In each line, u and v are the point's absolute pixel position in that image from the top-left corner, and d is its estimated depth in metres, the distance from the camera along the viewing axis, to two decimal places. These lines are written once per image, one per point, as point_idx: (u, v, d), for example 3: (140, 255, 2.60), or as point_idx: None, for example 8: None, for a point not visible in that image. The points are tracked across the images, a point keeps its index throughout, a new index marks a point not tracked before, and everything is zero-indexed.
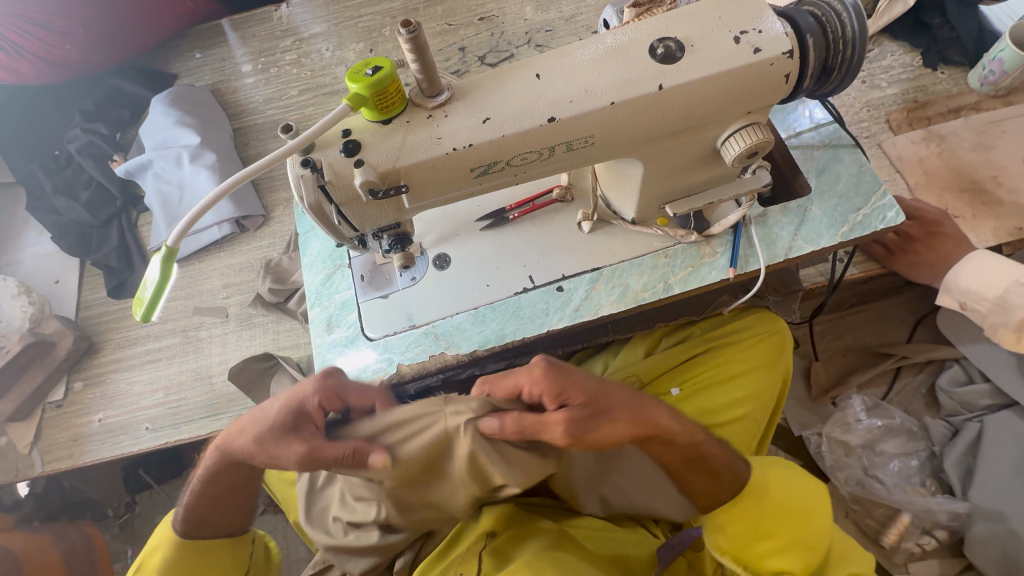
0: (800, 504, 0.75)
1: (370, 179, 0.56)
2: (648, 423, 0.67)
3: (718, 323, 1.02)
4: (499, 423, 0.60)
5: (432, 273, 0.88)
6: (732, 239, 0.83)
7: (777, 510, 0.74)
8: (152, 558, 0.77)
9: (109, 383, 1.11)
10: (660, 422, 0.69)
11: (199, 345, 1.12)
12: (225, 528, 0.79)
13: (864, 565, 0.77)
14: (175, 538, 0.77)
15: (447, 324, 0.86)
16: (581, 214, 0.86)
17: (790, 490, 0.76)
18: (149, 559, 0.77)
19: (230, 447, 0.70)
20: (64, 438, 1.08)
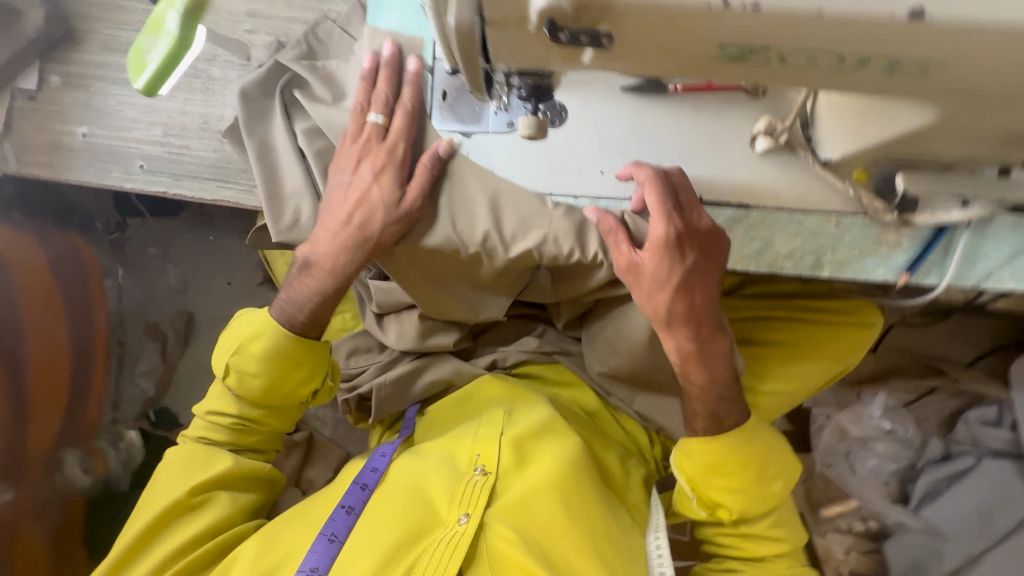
0: (768, 455, 0.70)
1: (561, 7, 0.32)
2: (698, 331, 0.66)
3: (812, 296, 0.91)
4: (603, 220, 0.62)
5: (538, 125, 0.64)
6: (928, 237, 0.63)
7: (746, 459, 0.69)
8: (254, 344, 0.74)
9: (94, 92, 0.89)
10: (704, 343, 0.67)
11: (209, 85, 0.88)
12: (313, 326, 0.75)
13: (794, 532, 0.74)
14: (265, 372, 0.74)
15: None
16: (763, 123, 0.61)
17: (770, 452, 0.70)
18: (250, 344, 0.74)
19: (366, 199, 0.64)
20: (41, 141, 0.89)
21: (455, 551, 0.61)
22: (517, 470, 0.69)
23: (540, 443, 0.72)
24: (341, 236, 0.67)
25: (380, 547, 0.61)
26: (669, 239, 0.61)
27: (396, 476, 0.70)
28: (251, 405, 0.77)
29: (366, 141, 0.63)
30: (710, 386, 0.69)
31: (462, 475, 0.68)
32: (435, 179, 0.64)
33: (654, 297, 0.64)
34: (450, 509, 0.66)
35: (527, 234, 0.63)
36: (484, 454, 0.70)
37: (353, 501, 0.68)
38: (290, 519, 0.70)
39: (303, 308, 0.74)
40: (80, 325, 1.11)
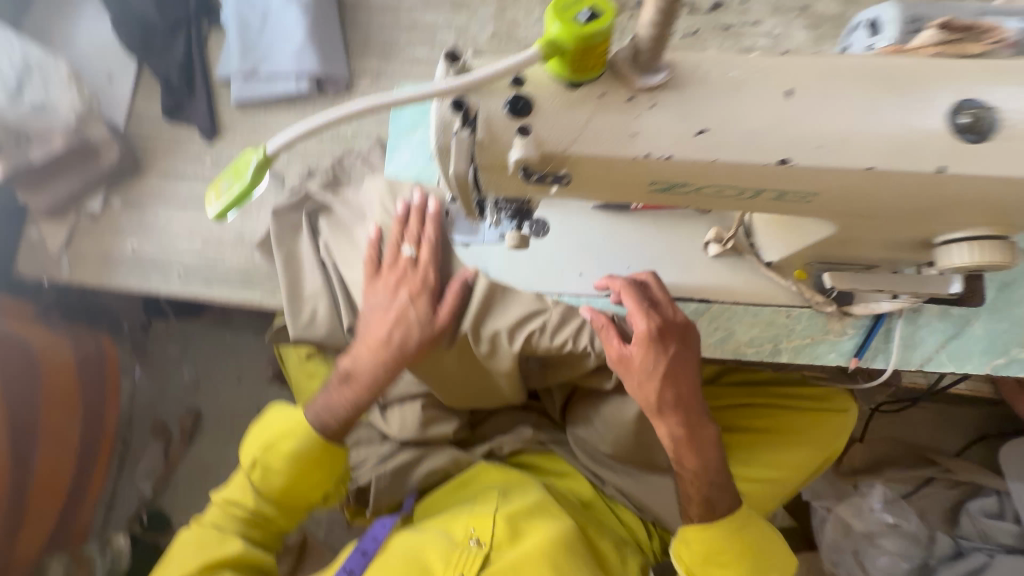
0: (762, 543, 0.71)
1: (529, 158, 0.44)
2: (686, 418, 0.71)
3: (783, 383, 0.97)
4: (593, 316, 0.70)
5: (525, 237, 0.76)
6: (869, 325, 0.71)
7: (741, 546, 0.70)
8: (285, 444, 0.79)
9: (148, 212, 1.04)
10: (693, 429, 0.72)
11: (247, 205, 1.03)
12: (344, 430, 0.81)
13: None
14: (289, 474, 0.80)
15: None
16: (713, 233, 0.72)
17: (765, 540, 0.72)
18: (281, 442, 0.80)
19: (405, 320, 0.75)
20: (94, 252, 1.02)
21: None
22: (512, 542, 0.72)
23: (534, 519, 0.75)
24: (377, 355, 0.77)
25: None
26: (652, 333, 0.69)
27: (396, 544, 0.74)
28: (268, 501, 0.82)
29: (401, 270, 0.76)
30: (699, 471, 0.71)
31: (457, 543, 0.72)
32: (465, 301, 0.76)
33: (643, 385, 0.70)
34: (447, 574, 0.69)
35: (524, 329, 0.76)
36: (479, 527, 0.73)
37: (354, 566, 0.71)
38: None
39: (336, 417, 0.80)
40: (92, 422, 1.15)
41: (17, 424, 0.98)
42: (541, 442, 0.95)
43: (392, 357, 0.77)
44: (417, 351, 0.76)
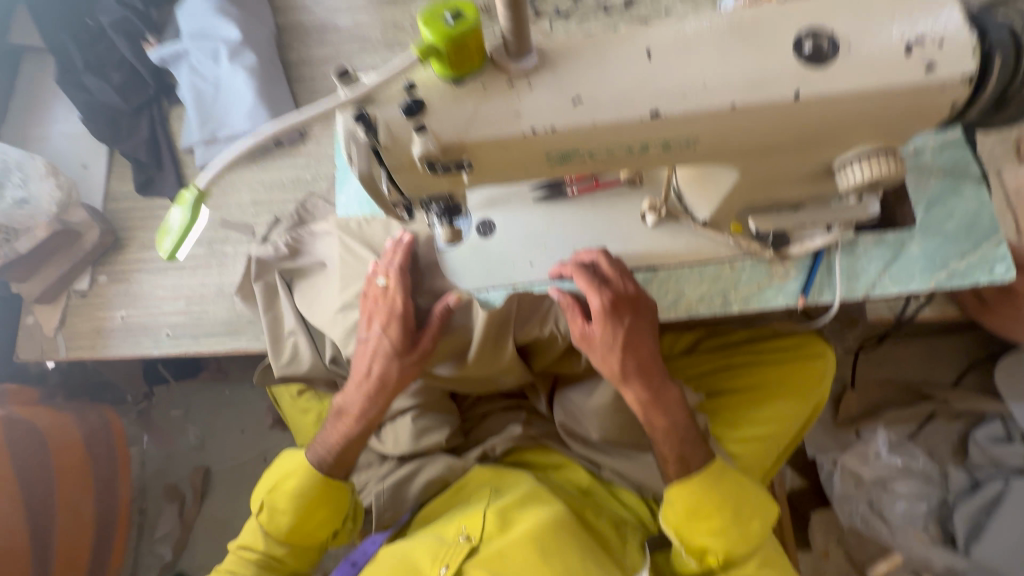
0: (742, 488, 0.70)
1: (430, 151, 0.48)
2: (651, 383, 0.71)
3: (758, 340, 0.98)
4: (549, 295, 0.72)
5: (474, 239, 0.80)
6: (810, 264, 0.75)
7: (722, 497, 0.68)
8: (287, 483, 0.83)
9: (133, 282, 1.10)
10: (661, 392, 0.71)
11: (223, 260, 1.09)
12: (343, 465, 0.85)
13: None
14: (290, 515, 0.82)
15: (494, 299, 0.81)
16: (647, 204, 0.76)
17: (744, 487, 0.70)
18: (284, 483, 0.83)
19: (382, 352, 0.80)
20: (87, 328, 1.08)
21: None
22: (501, 533, 0.77)
23: (522, 510, 0.79)
24: (364, 387, 0.83)
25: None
26: (606, 307, 0.70)
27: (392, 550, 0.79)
28: (278, 543, 0.84)
29: (373, 303, 0.80)
30: (671, 431, 0.71)
31: (446, 542, 0.77)
32: (442, 323, 0.80)
33: (602, 359, 0.71)
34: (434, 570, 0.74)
35: (505, 330, 0.81)
36: (469, 525, 0.78)
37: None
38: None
39: (332, 450, 0.84)
40: (106, 494, 1.18)
41: (30, 503, 1.01)
42: (533, 438, 0.96)
43: (376, 386, 0.82)
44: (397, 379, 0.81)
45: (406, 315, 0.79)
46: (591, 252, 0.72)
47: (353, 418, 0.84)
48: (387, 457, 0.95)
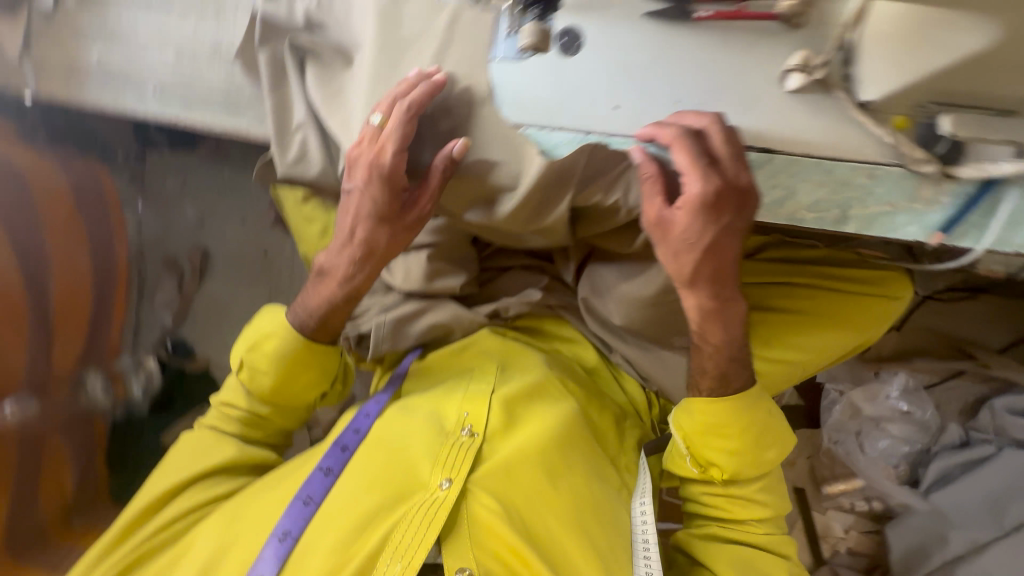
0: (771, 418, 0.65)
1: None
2: (719, 293, 0.61)
3: (836, 264, 0.86)
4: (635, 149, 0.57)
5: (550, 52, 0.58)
6: (972, 195, 0.56)
7: (749, 423, 0.63)
8: (268, 343, 0.78)
9: (109, 11, 0.88)
10: (724, 304, 0.61)
11: (222, 9, 0.86)
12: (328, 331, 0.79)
13: (780, 505, 0.67)
14: (271, 376, 0.78)
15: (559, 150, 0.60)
16: (798, 58, 0.55)
17: (774, 416, 0.65)
18: (264, 343, 0.78)
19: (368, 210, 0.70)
20: (54, 58, 0.88)
21: (438, 515, 0.63)
22: (506, 433, 0.70)
23: (530, 405, 0.73)
24: (350, 247, 0.75)
25: (364, 514, 0.64)
26: (706, 198, 0.55)
27: (384, 431, 0.71)
28: (260, 402, 0.81)
29: (359, 145, 0.65)
30: (726, 348, 0.63)
31: (445, 436, 0.69)
32: (444, 181, 0.65)
33: (675, 256, 0.59)
34: (433, 472, 0.67)
35: (559, 190, 0.65)
36: (472, 416, 0.70)
37: (333, 464, 0.69)
38: (279, 479, 0.71)
39: (313, 315, 0.78)
40: (101, 251, 1.14)
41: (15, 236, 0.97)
42: (549, 306, 0.89)
43: (362, 252, 0.75)
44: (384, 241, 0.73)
45: (394, 173, 0.66)
46: (700, 117, 0.52)
47: (335, 282, 0.76)
48: (393, 289, 0.88)
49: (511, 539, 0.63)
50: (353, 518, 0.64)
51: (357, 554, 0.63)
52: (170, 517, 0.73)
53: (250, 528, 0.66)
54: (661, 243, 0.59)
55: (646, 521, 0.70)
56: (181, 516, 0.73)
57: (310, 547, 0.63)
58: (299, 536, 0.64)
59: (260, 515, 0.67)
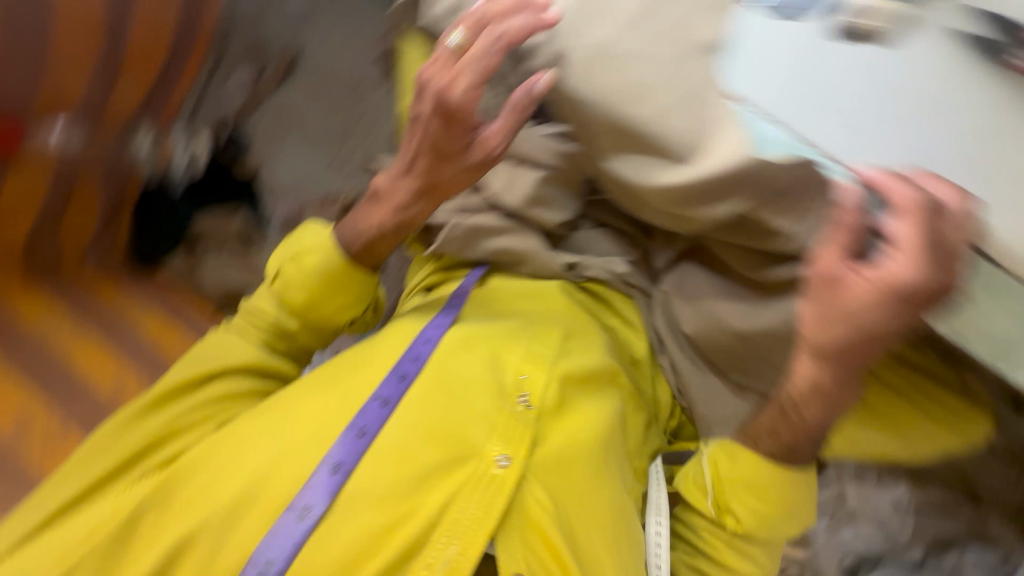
0: (808, 500, 0.61)
1: None
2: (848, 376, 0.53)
3: (932, 378, 0.74)
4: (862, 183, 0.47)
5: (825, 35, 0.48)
6: None
7: (788, 496, 0.60)
8: (308, 257, 0.68)
9: None
10: (841, 388, 0.54)
11: None
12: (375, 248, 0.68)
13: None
14: (306, 293, 0.67)
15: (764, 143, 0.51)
16: None
17: (813, 500, 0.61)
18: (306, 256, 0.68)
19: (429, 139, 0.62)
20: None
21: (496, 500, 0.53)
22: (558, 417, 0.60)
23: (577, 393, 0.63)
24: (410, 177, 0.66)
25: (414, 471, 0.54)
26: (905, 286, 0.47)
27: (442, 372, 0.59)
28: (288, 318, 0.69)
29: (431, 66, 0.58)
30: (816, 429, 0.56)
31: (500, 399, 0.58)
32: (523, 116, 0.59)
33: (825, 319, 0.51)
34: (488, 441, 0.56)
35: (730, 191, 0.54)
36: (530, 377, 0.60)
37: (390, 395, 0.57)
38: (329, 389, 0.59)
39: (360, 236, 0.67)
40: None
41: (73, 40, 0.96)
42: (626, 284, 0.85)
43: (422, 186, 0.65)
44: (441, 172, 0.63)
45: (460, 108, 0.58)
46: (946, 188, 0.44)
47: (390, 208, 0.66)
48: (479, 194, 0.83)
49: (559, 552, 0.55)
50: (400, 473, 0.54)
51: (402, 515, 0.54)
52: (178, 416, 0.64)
53: (296, 447, 0.55)
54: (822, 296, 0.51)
55: (659, 547, 0.65)
56: (194, 417, 0.65)
57: (360, 492, 0.54)
58: (350, 474, 0.54)
59: (308, 431, 0.56)
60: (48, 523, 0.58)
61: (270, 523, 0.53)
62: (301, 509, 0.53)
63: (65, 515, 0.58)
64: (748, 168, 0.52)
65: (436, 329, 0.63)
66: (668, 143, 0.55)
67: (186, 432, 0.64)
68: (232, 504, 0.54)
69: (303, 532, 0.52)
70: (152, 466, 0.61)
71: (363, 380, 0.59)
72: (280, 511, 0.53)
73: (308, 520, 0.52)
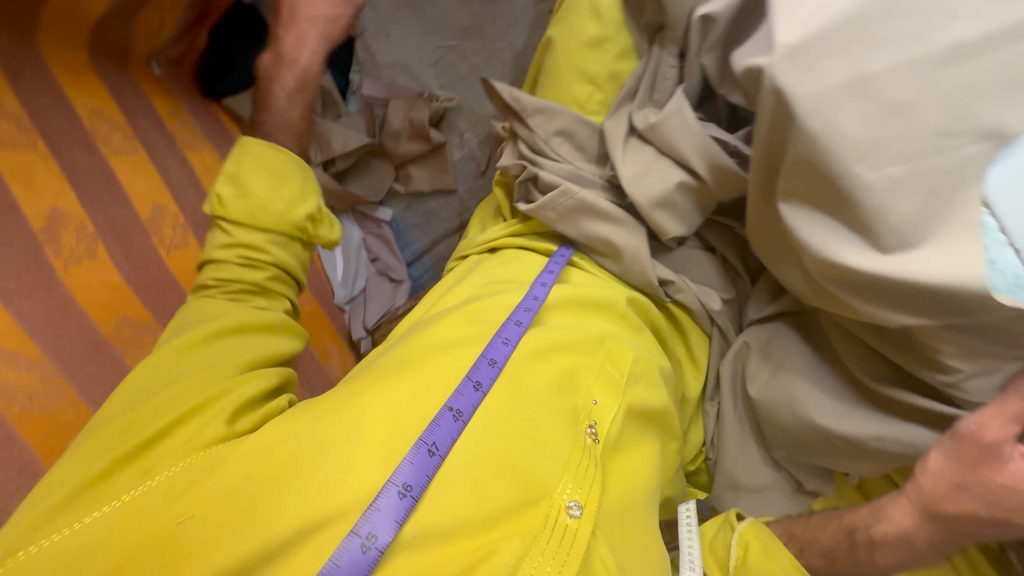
0: None
1: None
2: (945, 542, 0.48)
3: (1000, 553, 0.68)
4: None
5: None
6: None
7: None
8: (234, 162, 0.68)
9: None
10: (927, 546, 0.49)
11: None
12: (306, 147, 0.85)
13: None
14: (247, 197, 0.66)
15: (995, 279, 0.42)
16: None
17: None
18: (232, 163, 0.68)
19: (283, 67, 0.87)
20: None
21: (571, 560, 0.41)
22: (610, 459, 0.52)
23: (637, 430, 0.57)
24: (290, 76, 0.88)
25: (484, 508, 0.42)
26: None
27: (519, 384, 0.50)
28: (247, 232, 0.66)
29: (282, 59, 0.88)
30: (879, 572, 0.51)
31: (573, 429, 0.50)
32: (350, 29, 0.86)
33: (958, 488, 0.46)
34: (558, 480, 0.45)
35: (925, 308, 0.47)
36: (598, 413, 0.53)
37: (465, 406, 0.47)
38: (398, 377, 0.48)
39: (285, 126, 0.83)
40: None
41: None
42: (709, 320, 0.77)
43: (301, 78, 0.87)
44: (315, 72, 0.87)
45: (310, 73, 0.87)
46: None
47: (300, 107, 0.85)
48: (603, 171, 0.74)
49: None
50: (472, 506, 0.42)
51: (467, 564, 0.40)
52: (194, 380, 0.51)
53: (358, 449, 0.42)
54: (960, 458, 0.46)
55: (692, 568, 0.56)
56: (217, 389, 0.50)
57: (432, 528, 0.40)
58: (420, 498, 0.41)
59: (378, 435, 0.43)
60: (35, 536, 0.40)
61: (333, 544, 0.39)
62: (365, 534, 0.39)
63: (62, 521, 0.41)
64: (970, 295, 0.42)
65: (516, 330, 0.56)
66: (879, 223, 0.45)
67: (215, 404, 0.49)
68: (289, 523, 0.39)
69: (367, 565, 0.38)
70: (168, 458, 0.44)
71: (427, 376, 0.48)
72: (342, 532, 0.39)
73: (372, 551, 0.39)
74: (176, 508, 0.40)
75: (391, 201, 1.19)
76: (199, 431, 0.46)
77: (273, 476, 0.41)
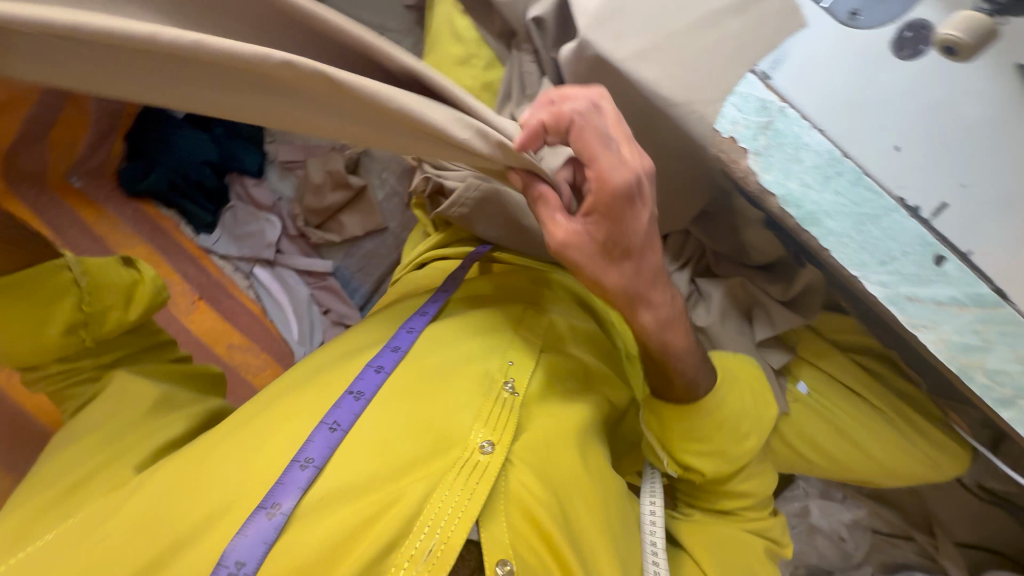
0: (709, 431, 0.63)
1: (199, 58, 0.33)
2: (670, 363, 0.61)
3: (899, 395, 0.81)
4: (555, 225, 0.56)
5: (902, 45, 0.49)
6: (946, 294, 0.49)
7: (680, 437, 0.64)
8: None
9: None
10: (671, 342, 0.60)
11: None
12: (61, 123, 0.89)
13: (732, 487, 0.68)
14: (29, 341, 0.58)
15: (776, 163, 0.51)
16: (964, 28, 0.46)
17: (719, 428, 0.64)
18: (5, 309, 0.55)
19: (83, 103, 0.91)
20: None
21: (479, 490, 0.45)
22: (541, 402, 0.55)
23: (564, 377, 0.59)
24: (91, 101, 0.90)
25: (390, 462, 0.45)
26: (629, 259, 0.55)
27: (423, 362, 0.54)
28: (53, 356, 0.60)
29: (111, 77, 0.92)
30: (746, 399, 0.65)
31: (488, 388, 0.53)
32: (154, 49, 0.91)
33: None
34: (470, 427, 0.49)
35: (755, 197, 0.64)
36: (518, 368, 0.56)
37: (365, 388, 0.50)
38: (322, 378, 0.52)
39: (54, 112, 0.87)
40: None
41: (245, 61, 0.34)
42: None
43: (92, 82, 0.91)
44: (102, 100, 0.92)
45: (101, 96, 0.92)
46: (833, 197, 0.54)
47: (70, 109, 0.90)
48: None
49: (550, 536, 0.47)
50: (377, 461, 0.45)
51: (376, 509, 0.43)
52: (95, 429, 0.56)
53: (265, 442, 0.46)
54: None
55: (655, 529, 0.62)
56: (135, 439, 0.55)
57: (342, 487, 0.43)
58: (324, 466, 0.44)
59: (287, 427, 0.47)
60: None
61: (241, 520, 0.41)
62: (270, 504, 0.42)
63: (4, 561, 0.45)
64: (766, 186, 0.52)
65: (421, 320, 0.59)
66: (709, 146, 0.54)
67: (134, 451, 0.53)
68: (209, 504, 0.42)
69: (274, 529, 0.41)
70: (90, 494, 0.49)
71: (342, 375, 0.52)
72: (246, 511, 0.42)
73: (278, 516, 0.41)
74: (100, 531, 0.43)
75: (332, 251, 1.22)
76: (119, 471, 0.51)
77: (184, 476, 0.45)
